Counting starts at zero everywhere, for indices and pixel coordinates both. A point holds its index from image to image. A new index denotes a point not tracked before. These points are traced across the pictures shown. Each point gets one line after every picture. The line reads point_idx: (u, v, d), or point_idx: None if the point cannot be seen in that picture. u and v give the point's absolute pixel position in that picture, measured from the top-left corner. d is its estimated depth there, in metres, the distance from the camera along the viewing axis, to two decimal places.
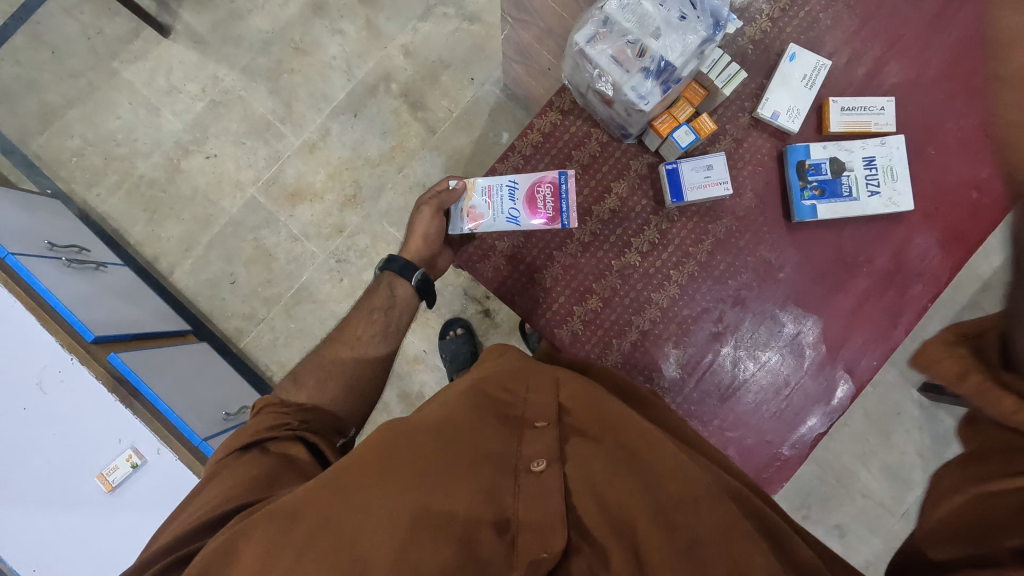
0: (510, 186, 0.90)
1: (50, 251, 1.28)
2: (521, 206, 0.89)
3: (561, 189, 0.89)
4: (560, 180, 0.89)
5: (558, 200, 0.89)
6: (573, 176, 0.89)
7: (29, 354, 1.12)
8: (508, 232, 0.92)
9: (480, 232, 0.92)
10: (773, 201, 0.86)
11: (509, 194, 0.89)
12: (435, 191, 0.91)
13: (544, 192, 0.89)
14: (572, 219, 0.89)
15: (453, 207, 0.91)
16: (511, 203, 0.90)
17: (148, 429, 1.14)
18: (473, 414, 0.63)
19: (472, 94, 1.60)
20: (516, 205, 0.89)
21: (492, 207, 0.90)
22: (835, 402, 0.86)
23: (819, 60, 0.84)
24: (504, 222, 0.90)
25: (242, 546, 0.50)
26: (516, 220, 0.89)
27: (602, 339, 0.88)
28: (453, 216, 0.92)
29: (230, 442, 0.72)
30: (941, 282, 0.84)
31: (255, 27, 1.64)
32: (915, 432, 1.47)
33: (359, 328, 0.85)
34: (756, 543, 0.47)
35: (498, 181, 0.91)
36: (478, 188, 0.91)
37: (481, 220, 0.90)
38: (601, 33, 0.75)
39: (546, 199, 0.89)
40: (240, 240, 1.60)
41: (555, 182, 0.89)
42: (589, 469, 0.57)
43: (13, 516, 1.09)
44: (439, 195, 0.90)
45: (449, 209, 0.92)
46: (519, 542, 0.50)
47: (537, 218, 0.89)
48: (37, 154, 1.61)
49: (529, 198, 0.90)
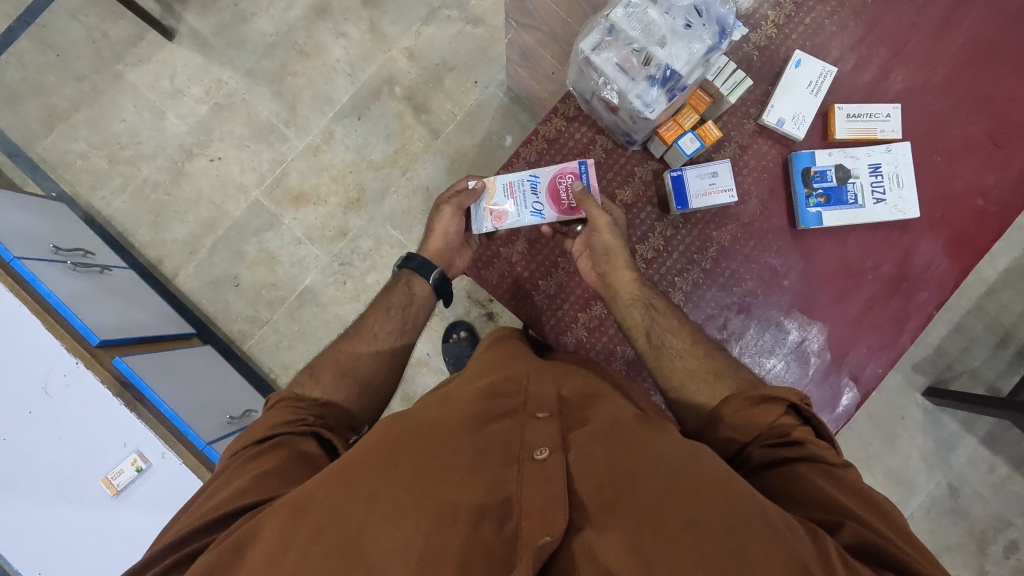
0: (532, 180, 0.88)
1: (55, 254, 1.29)
2: (545, 200, 0.88)
3: (583, 178, 0.87)
4: (581, 168, 0.87)
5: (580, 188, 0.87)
6: (593, 163, 0.87)
7: (36, 358, 1.13)
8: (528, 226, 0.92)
9: (504, 228, 0.91)
10: (779, 209, 0.86)
11: (531, 188, 0.88)
12: (455, 190, 0.92)
13: (566, 182, 0.87)
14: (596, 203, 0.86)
15: (474, 207, 0.91)
16: (533, 197, 0.88)
17: (153, 432, 1.14)
18: (475, 408, 0.63)
19: (476, 97, 1.60)
20: (540, 199, 0.88)
21: (514, 203, 0.89)
22: (841, 410, 0.85)
23: (825, 67, 0.84)
24: (529, 216, 0.88)
25: (251, 543, 0.51)
26: (541, 214, 0.88)
27: (607, 346, 0.90)
28: (475, 214, 0.91)
29: (244, 438, 0.70)
30: (947, 289, 0.84)
31: (259, 30, 1.64)
32: (919, 436, 1.46)
33: (376, 325, 0.87)
34: (765, 535, 0.47)
35: (519, 176, 0.89)
36: (499, 186, 0.89)
37: (505, 217, 0.89)
38: (607, 41, 0.75)
39: (568, 189, 0.87)
40: (244, 243, 1.60)
41: (576, 171, 0.87)
42: (593, 457, 0.56)
43: (22, 516, 1.10)
44: (458, 194, 0.91)
45: (468, 207, 0.92)
46: (522, 529, 0.49)
47: (561, 210, 0.88)
48: (42, 157, 1.62)
49: (552, 190, 0.88)
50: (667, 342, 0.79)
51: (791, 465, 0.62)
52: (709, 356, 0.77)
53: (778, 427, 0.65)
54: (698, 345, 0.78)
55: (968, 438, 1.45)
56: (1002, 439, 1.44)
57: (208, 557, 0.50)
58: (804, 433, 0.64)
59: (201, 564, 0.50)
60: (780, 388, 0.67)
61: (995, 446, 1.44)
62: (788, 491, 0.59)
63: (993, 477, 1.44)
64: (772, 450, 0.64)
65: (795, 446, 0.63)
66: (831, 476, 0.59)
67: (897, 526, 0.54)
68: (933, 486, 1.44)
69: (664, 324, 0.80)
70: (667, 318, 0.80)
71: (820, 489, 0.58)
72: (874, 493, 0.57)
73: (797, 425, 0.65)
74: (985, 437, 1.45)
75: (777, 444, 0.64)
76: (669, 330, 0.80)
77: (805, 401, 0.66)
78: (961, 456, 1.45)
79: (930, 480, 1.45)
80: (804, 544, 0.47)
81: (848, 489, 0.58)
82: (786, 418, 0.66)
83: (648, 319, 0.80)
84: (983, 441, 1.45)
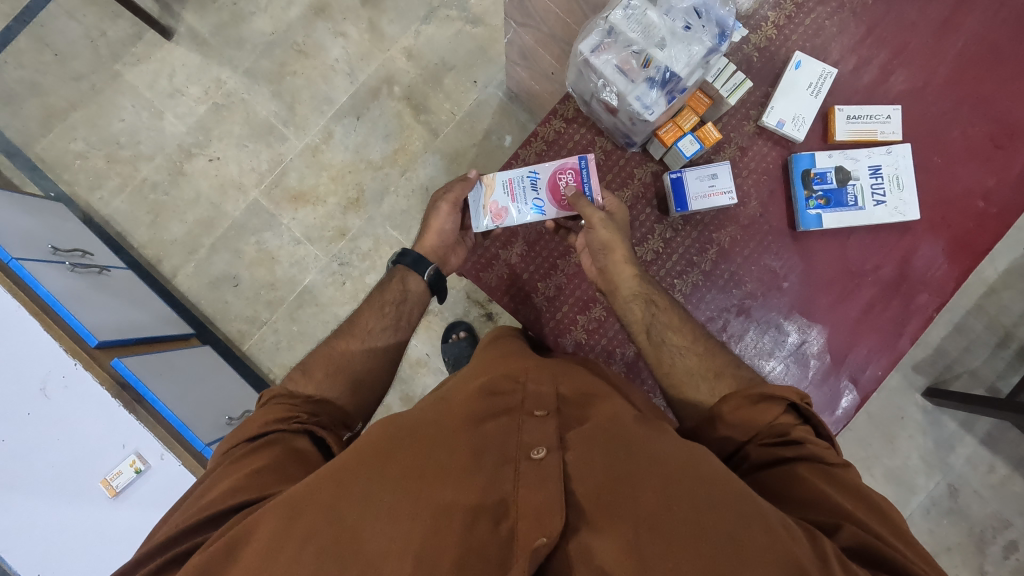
0: (531, 176, 0.87)
1: (54, 255, 1.29)
2: (545, 196, 0.87)
3: (583, 173, 0.86)
4: (581, 164, 0.86)
5: (580, 183, 0.86)
6: (594, 159, 0.87)
7: (35, 359, 1.13)
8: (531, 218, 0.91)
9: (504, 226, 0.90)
10: (779, 210, 0.86)
11: (531, 184, 0.87)
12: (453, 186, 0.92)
13: (566, 178, 0.86)
14: (596, 191, 0.86)
15: (473, 203, 0.90)
16: (533, 193, 0.88)
17: (151, 433, 1.14)
18: (472, 406, 0.63)
19: (476, 97, 1.59)
20: (539, 194, 0.87)
21: (514, 199, 0.88)
22: (840, 412, 0.85)
23: (825, 68, 0.84)
24: (529, 212, 0.88)
25: (246, 542, 0.51)
26: (541, 210, 0.88)
27: (606, 348, 0.90)
28: (473, 211, 0.90)
29: (236, 435, 0.70)
30: (947, 291, 0.84)
31: (258, 30, 1.63)
32: (918, 436, 1.46)
33: (371, 322, 0.87)
34: (763, 537, 0.47)
35: (518, 172, 0.88)
36: (499, 183, 0.89)
37: (505, 214, 0.88)
38: (606, 43, 0.75)
39: (568, 185, 0.86)
40: (243, 243, 1.60)
41: (577, 167, 0.86)
42: (590, 457, 0.56)
43: (21, 516, 1.10)
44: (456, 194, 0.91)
45: (467, 200, 0.92)
46: (518, 530, 0.49)
47: (562, 206, 0.87)
48: (40, 157, 1.61)
49: (552, 186, 0.87)
50: (668, 338, 0.79)
51: (789, 465, 0.62)
52: (709, 353, 0.77)
53: (778, 426, 0.65)
54: (699, 341, 0.78)
55: (968, 438, 1.45)
56: (1001, 440, 1.44)
57: (201, 556, 0.50)
58: (803, 433, 0.64)
59: (195, 563, 0.50)
60: (779, 387, 0.67)
61: (995, 446, 1.44)
62: (786, 491, 0.59)
63: (992, 477, 1.44)
64: (771, 450, 0.64)
65: (794, 446, 0.63)
66: (830, 477, 0.59)
67: (897, 529, 0.53)
68: (933, 486, 1.44)
69: (665, 320, 0.80)
70: (669, 314, 0.80)
71: (818, 490, 0.57)
72: (873, 494, 0.57)
73: (797, 424, 0.65)
74: (984, 438, 1.45)
75: (776, 443, 0.64)
76: (670, 326, 0.79)
77: (805, 400, 0.66)
78: (961, 456, 1.45)
79: (930, 480, 1.45)
80: (802, 545, 0.47)
81: (847, 489, 0.57)
82: (786, 417, 0.66)
83: (649, 315, 0.80)
84: (983, 442, 1.45)
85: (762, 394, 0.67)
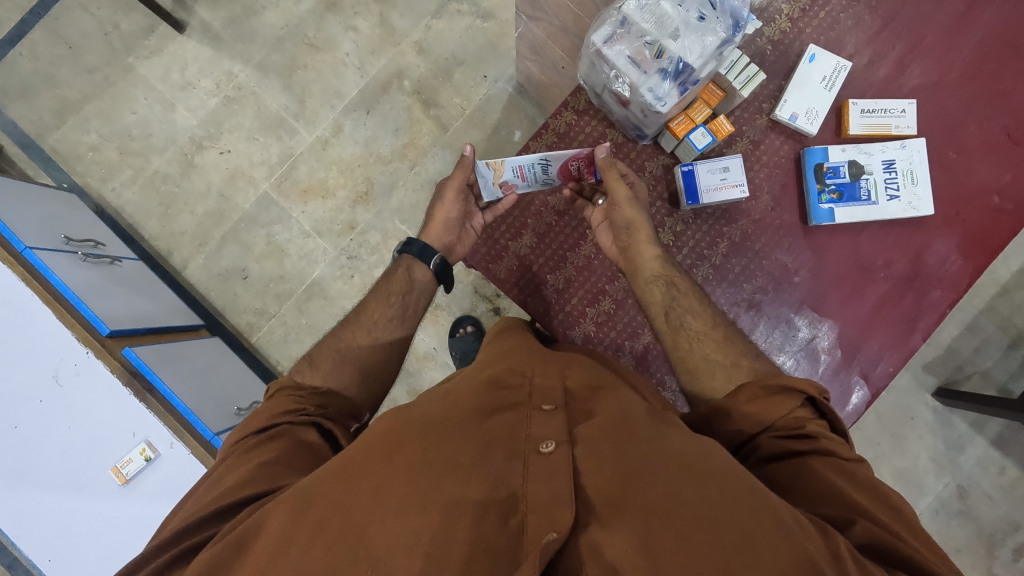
0: (543, 164, 0.85)
1: (66, 245, 1.30)
2: (554, 175, 0.89)
3: (594, 160, 0.86)
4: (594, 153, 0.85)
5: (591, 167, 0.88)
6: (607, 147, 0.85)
7: (47, 347, 1.14)
8: (542, 207, 0.92)
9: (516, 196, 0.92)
10: (791, 204, 0.85)
11: (542, 170, 0.86)
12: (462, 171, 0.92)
13: (578, 165, 0.87)
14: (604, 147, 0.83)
15: (484, 178, 0.88)
16: (544, 175, 0.88)
17: (161, 422, 1.15)
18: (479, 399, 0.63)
19: (485, 92, 1.60)
20: (548, 175, 0.89)
21: (525, 179, 0.88)
22: (850, 408, 0.84)
23: (840, 60, 0.83)
24: (538, 187, 0.91)
25: (257, 535, 0.51)
26: (549, 184, 0.91)
27: (614, 340, 0.90)
28: (483, 183, 0.90)
29: (244, 427, 0.70)
30: (961, 288, 0.83)
31: (269, 24, 1.64)
32: (928, 437, 1.45)
33: (377, 312, 0.87)
34: (779, 537, 0.46)
35: (529, 159, 0.85)
36: (508, 168, 0.86)
37: (516, 188, 0.90)
38: (618, 34, 0.74)
39: (579, 171, 0.88)
40: (252, 236, 1.61)
41: (589, 157, 0.86)
42: (600, 451, 0.56)
43: (33, 502, 1.12)
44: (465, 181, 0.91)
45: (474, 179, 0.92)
46: (528, 523, 0.49)
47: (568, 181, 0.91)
48: (54, 148, 1.63)
49: (562, 168, 0.88)
50: (686, 322, 0.79)
51: (802, 458, 0.61)
52: (726, 340, 0.76)
53: (793, 420, 0.64)
54: (717, 328, 0.78)
55: (978, 440, 1.44)
56: (1013, 441, 1.42)
57: (208, 553, 0.50)
58: (818, 427, 0.64)
59: (203, 559, 0.50)
60: (797, 379, 0.66)
61: (1006, 448, 1.42)
62: (797, 484, 0.59)
63: (1002, 479, 1.42)
64: (784, 442, 0.63)
65: (808, 440, 0.62)
66: (844, 471, 0.59)
67: (908, 522, 0.53)
68: (942, 487, 1.43)
69: (684, 304, 0.79)
70: (689, 298, 0.79)
71: (829, 482, 0.57)
72: (886, 489, 0.57)
73: (812, 418, 0.65)
74: (995, 439, 1.43)
75: (790, 436, 0.63)
76: (689, 310, 0.79)
77: (823, 395, 0.66)
78: (971, 458, 1.43)
79: (938, 481, 1.43)
80: (812, 540, 0.47)
81: (859, 484, 0.57)
82: (803, 410, 0.65)
83: (668, 298, 0.80)
84: (994, 444, 1.43)
85: (785, 386, 0.66)
